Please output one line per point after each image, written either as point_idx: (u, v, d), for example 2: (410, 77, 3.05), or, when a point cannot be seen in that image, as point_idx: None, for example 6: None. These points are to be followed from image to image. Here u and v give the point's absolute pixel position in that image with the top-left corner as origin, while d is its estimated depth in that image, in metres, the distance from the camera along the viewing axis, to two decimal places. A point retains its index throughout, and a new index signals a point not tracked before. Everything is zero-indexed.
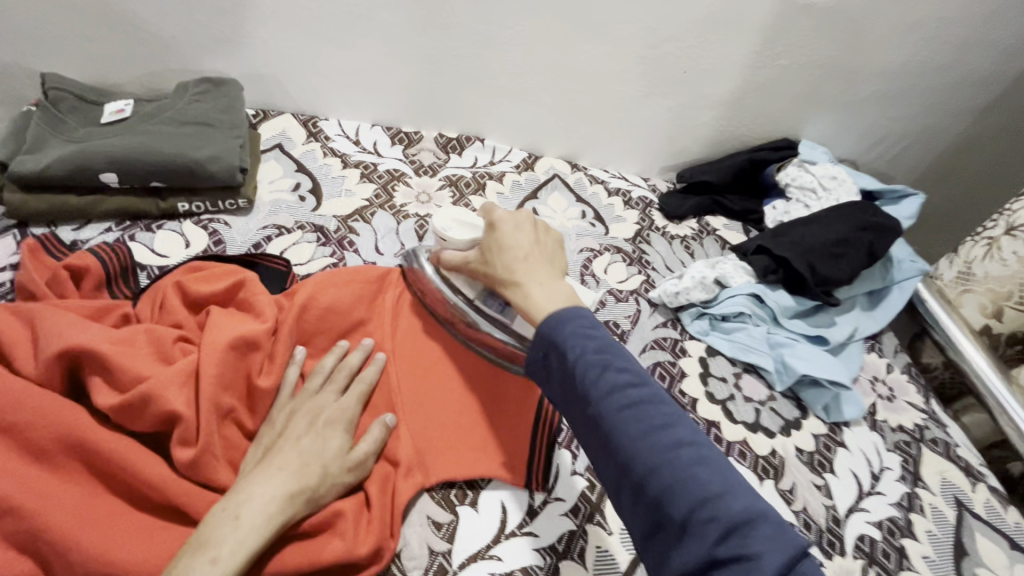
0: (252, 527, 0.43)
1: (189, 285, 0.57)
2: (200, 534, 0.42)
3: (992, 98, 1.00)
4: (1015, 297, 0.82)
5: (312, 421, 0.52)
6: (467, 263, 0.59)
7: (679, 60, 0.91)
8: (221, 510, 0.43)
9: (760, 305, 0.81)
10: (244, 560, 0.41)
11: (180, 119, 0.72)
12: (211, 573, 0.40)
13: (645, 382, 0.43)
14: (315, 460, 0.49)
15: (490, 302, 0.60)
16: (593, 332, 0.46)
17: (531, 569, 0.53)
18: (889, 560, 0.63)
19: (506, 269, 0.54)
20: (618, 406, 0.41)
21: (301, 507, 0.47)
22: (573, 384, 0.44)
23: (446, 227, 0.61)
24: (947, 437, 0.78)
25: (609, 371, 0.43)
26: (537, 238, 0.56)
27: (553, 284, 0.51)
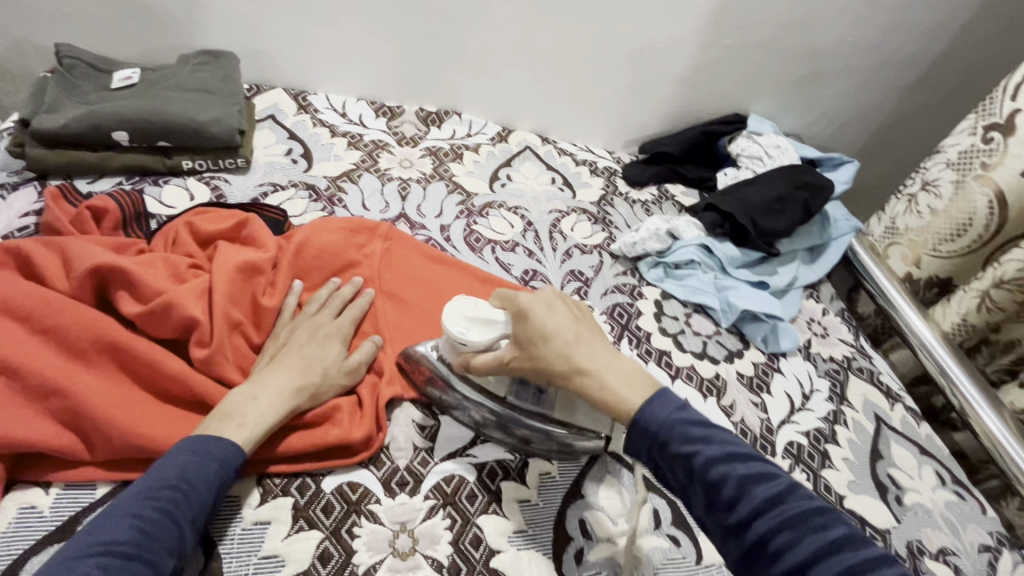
0: (268, 407, 0.52)
1: (197, 224, 0.65)
2: (224, 408, 0.51)
3: (917, 76, 1.12)
4: (930, 245, 0.92)
5: (312, 336, 0.60)
6: (502, 361, 0.56)
7: (636, 40, 1.00)
8: (241, 392, 0.52)
9: (709, 256, 0.91)
10: (264, 430, 0.51)
11: (183, 86, 0.80)
12: (239, 433, 0.49)
13: (795, 491, 0.44)
14: (316, 362, 0.57)
15: (526, 396, 0.58)
16: (721, 438, 0.47)
17: (503, 461, 0.61)
18: (813, 460, 0.73)
19: (567, 359, 0.53)
20: (772, 520, 0.42)
21: (306, 399, 0.55)
22: (716, 497, 0.45)
23: (465, 329, 0.57)
24: (872, 366, 0.88)
25: (755, 484, 0.44)
26: (574, 315, 0.56)
27: (618, 362, 0.53)
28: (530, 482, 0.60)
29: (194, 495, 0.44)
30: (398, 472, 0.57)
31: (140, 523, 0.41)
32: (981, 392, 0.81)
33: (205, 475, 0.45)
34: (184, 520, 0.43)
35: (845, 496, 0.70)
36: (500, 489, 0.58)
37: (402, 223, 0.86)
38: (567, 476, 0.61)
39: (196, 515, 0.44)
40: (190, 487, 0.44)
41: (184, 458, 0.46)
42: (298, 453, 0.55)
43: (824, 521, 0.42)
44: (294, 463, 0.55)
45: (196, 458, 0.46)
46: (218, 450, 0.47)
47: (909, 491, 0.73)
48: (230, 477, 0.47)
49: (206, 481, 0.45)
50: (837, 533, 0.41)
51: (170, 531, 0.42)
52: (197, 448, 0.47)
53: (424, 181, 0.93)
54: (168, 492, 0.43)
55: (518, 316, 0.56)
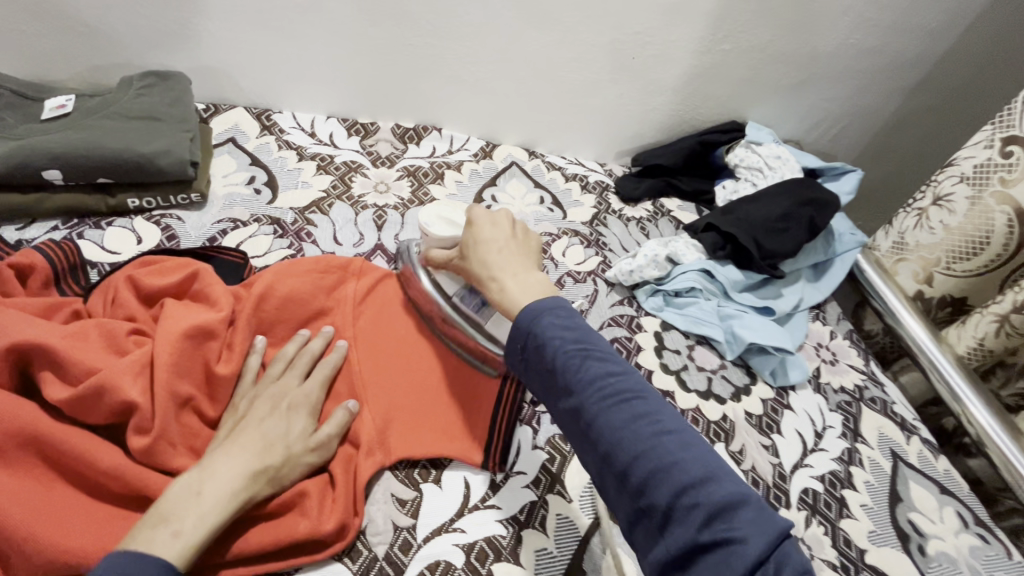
0: (214, 501, 0.44)
1: (140, 279, 0.57)
2: (159, 508, 0.43)
3: (923, 78, 1.06)
4: (943, 263, 0.86)
5: (273, 407, 0.53)
6: (448, 260, 0.60)
7: (628, 46, 0.93)
8: (182, 486, 0.44)
9: (711, 280, 0.85)
10: (209, 531, 0.43)
11: (127, 114, 0.72)
12: (171, 546, 0.41)
13: (630, 377, 0.45)
14: (278, 440, 0.50)
15: (470, 302, 0.61)
16: (576, 329, 0.47)
17: (494, 539, 0.54)
18: (831, 509, 0.67)
19: (483, 265, 0.55)
20: (600, 401, 0.43)
21: (265, 484, 0.48)
22: (558, 380, 0.46)
23: (431, 222, 0.62)
24: (885, 395, 0.83)
25: (592, 367, 0.45)
26: (515, 233, 0.58)
27: (528, 278, 0.53)
28: (525, 562, 0.54)
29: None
30: (376, 562, 0.51)
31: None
32: (1000, 422, 0.77)
33: None
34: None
35: (866, 551, 0.65)
36: (491, 574, 0.52)
37: (379, 257, 0.78)
38: (567, 551, 0.55)
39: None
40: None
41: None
42: (256, 555, 0.48)
43: (649, 404, 0.43)
44: (253, 565, 0.48)
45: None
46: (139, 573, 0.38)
47: (932, 539, 0.68)
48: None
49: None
50: (654, 411, 0.43)
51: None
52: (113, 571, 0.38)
53: (403, 207, 0.85)
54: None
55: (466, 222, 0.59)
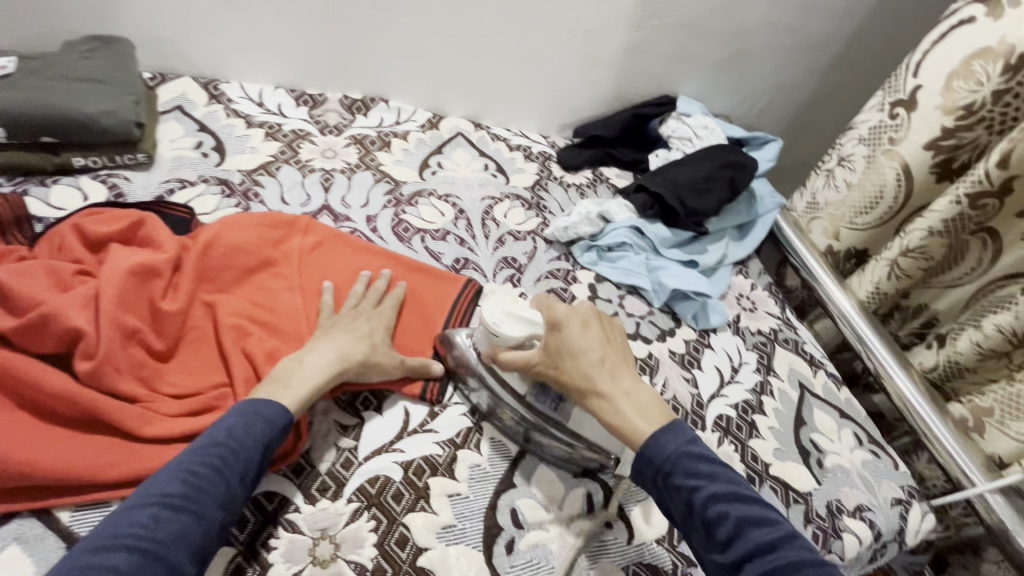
0: (313, 371, 0.55)
1: (87, 227, 0.59)
2: (274, 371, 0.55)
3: (835, 56, 1.16)
4: (847, 218, 0.95)
5: (356, 319, 0.63)
6: (531, 365, 0.59)
7: (562, 21, 0.99)
8: (289, 359, 0.56)
9: (640, 237, 0.92)
10: (307, 391, 0.54)
11: (68, 75, 0.73)
12: (285, 396, 0.52)
13: (789, 539, 0.47)
14: (364, 338, 0.61)
15: (545, 399, 0.61)
16: (725, 478, 0.50)
17: (431, 457, 0.59)
18: (741, 431, 0.75)
19: (586, 379, 0.57)
20: (762, 566, 0.46)
21: (350, 369, 0.58)
22: (709, 532, 0.48)
23: (499, 321, 0.60)
24: (797, 336, 0.92)
25: (752, 527, 0.48)
26: (606, 337, 0.60)
27: (637, 395, 0.56)
28: (460, 476, 0.59)
29: (240, 453, 0.46)
30: (319, 477, 0.55)
31: (189, 477, 0.43)
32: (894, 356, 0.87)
33: (254, 435, 0.48)
34: (231, 475, 0.45)
35: (770, 464, 0.73)
36: (428, 486, 0.57)
37: (325, 216, 0.82)
38: (499, 466, 0.61)
39: (244, 471, 0.46)
40: (237, 444, 0.46)
41: (236, 420, 0.48)
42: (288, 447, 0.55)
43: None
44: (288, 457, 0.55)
45: (245, 418, 0.48)
46: (266, 412, 0.49)
47: (830, 454, 0.76)
48: (279, 437, 0.49)
49: (256, 437, 0.48)
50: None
51: (218, 485, 0.44)
52: (247, 408, 0.49)
53: (350, 171, 0.89)
54: (216, 449, 0.45)
55: (549, 323, 0.59)
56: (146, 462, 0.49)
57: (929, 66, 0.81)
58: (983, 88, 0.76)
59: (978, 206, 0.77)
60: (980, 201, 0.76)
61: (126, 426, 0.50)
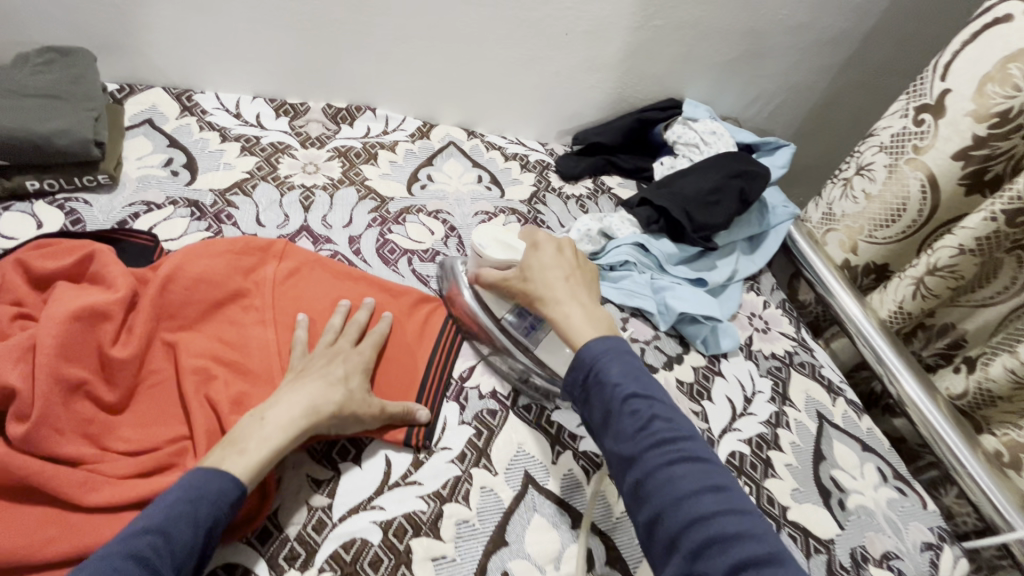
0: (274, 428, 0.49)
1: (32, 262, 0.54)
2: (232, 433, 0.49)
3: (851, 54, 1.09)
4: (866, 231, 0.89)
5: (332, 360, 0.57)
6: (504, 281, 0.63)
7: (559, 23, 0.93)
8: (249, 417, 0.50)
9: (645, 254, 0.86)
10: (267, 454, 0.48)
11: (21, 92, 0.68)
12: (238, 462, 0.46)
13: (692, 439, 0.48)
14: (338, 383, 0.54)
15: (520, 326, 0.65)
16: (646, 382, 0.51)
17: (413, 515, 0.53)
18: (756, 470, 0.69)
19: (548, 287, 0.60)
20: (660, 457, 0.46)
21: (323, 420, 0.52)
22: (615, 422, 0.49)
23: (486, 244, 0.65)
24: (814, 360, 0.86)
25: (660, 423, 0.48)
26: (578, 263, 0.63)
27: (593, 308, 0.58)
28: (445, 535, 0.53)
29: (176, 542, 0.41)
30: (288, 544, 0.50)
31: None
32: (917, 379, 0.81)
33: (192, 519, 0.42)
34: (164, 570, 0.39)
35: (788, 508, 0.67)
36: (409, 550, 0.51)
37: (304, 238, 0.76)
38: (489, 522, 0.55)
39: (180, 563, 0.41)
40: (174, 531, 0.41)
41: (174, 499, 0.43)
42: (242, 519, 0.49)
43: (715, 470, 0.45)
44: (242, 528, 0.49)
45: (186, 496, 0.43)
46: (212, 486, 0.44)
47: (852, 494, 0.70)
48: (226, 514, 0.44)
49: (197, 518, 0.42)
50: (719, 480, 0.45)
51: None
52: (189, 483, 0.44)
53: (332, 187, 0.83)
54: (148, 539, 0.40)
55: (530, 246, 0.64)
56: (86, 538, 0.44)
57: (958, 68, 0.74)
58: (1020, 94, 0.69)
59: (1016, 224, 0.70)
60: (1019, 217, 0.69)
61: (65, 497, 0.44)
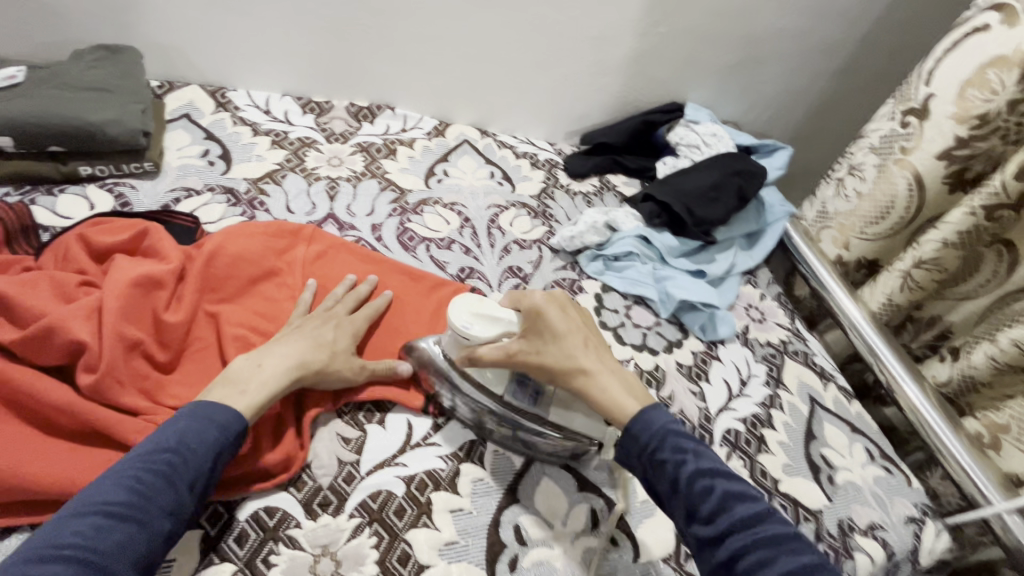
0: (269, 374, 0.55)
1: (92, 237, 0.60)
2: (230, 373, 0.54)
3: (845, 62, 1.15)
4: (858, 229, 0.93)
5: (327, 323, 0.62)
6: (509, 358, 0.57)
7: (569, 28, 0.99)
8: (248, 359, 0.55)
9: (648, 246, 0.91)
10: (262, 396, 0.53)
11: (77, 85, 0.74)
12: (239, 400, 0.52)
13: (770, 516, 0.48)
14: (327, 344, 0.60)
15: (523, 395, 0.60)
16: (709, 458, 0.52)
17: (435, 472, 0.59)
18: (750, 446, 0.74)
19: (571, 358, 0.58)
20: (747, 539, 0.46)
21: (309, 374, 0.57)
22: (688, 503, 0.49)
23: (469, 323, 0.58)
24: (807, 348, 0.90)
25: (737, 502, 0.49)
26: (584, 324, 0.61)
27: (617, 372, 0.58)
28: (463, 491, 0.58)
29: (190, 460, 0.46)
30: (321, 492, 0.55)
31: (134, 484, 0.43)
32: (906, 367, 0.86)
33: (204, 442, 0.47)
34: (179, 483, 0.44)
35: (780, 480, 0.71)
36: (431, 501, 0.56)
37: (330, 225, 0.82)
38: (503, 481, 0.60)
39: (194, 478, 0.46)
40: (188, 452, 0.46)
41: (185, 424, 0.47)
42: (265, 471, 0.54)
43: (799, 546, 0.46)
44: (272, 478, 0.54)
45: (195, 423, 0.48)
46: (218, 416, 0.49)
47: (841, 470, 0.75)
48: (232, 443, 0.49)
49: (206, 441, 0.47)
50: (807, 558, 0.46)
51: (166, 494, 0.43)
52: (198, 412, 0.49)
53: (355, 179, 0.89)
54: (164, 456, 0.45)
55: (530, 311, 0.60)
56: None
57: (941, 74, 0.79)
58: (997, 97, 0.74)
59: (994, 218, 0.76)
60: (996, 212, 0.75)
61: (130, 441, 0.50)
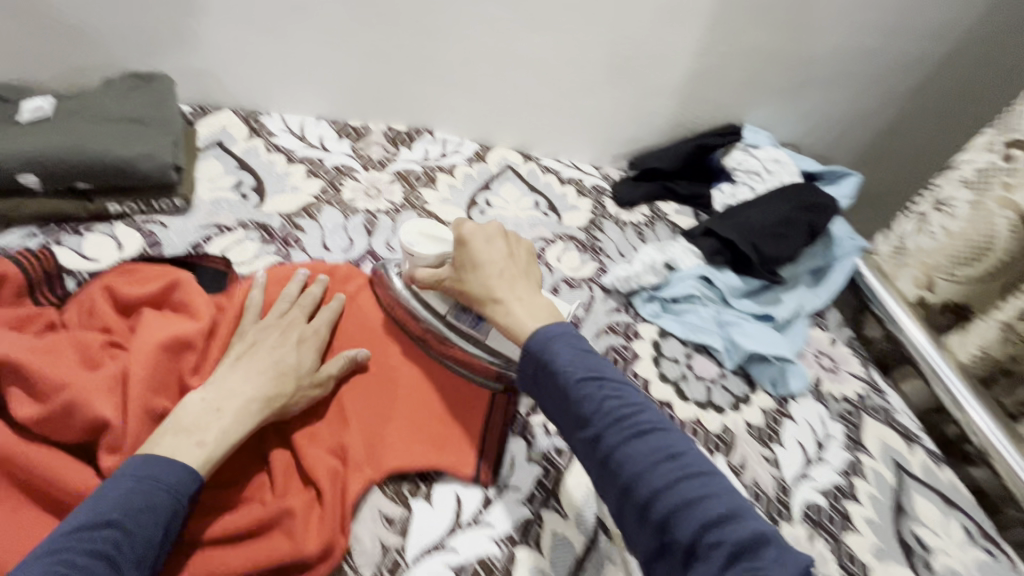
0: (233, 420, 0.48)
1: (118, 289, 0.56)
2: (182, 421, 0.47)
3: (921, 81, 1.05)
4: (944, 268, 0.85)
5: (283, 336, 0.57)
6: (441, 282, 0.59)
7: (624, 48, 0.91)
8: (203, 402, 0.48)
9: (709, 287, 0.84)
10: (226, 449, 0.47)
11: (109, 117, 0.70)
12: (197, 456, 0.45)
13: (645, 410, 0.46)
14: (289, 369, 0.54)
15: (464, 318, 0.61)
16: (590, 359, 0.49)
17: (487, 560, 0.53)
18: (834, 524, 0.66)
19: (485, 288, 0.55)
20: (620, 436, 0.44)
21: (274, 410, 0.52)
22: (573, 409, 0.47)
23: (415, 241, 0.61)
24: (887, 404, 0.81)
25: (612, 401, 0.46)
26: (511, 251, 0.58)
27: (533, 301, 0.54)
28: None
29: (137, 536, 0.40)
30: None
31: (68, 571, 0.37)
32: (968, 387, 0.81)
33: (151, 510, 0.41)
34: (124, 566, 0.39)
35: (869, 566, 0.63)
36: None
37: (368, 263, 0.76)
38: (562, 568, 0.53)
39: (140, 556, 0.40)
40: (133, 523, 0.40)
41: (125, 489, 0.41)
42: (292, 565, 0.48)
43: (667, 437, 0.45)
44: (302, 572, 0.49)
45: (139, 488, 0.42)
46: (166, 476, 0.43)
47: (938, 553, 0.66)
48: (185, 505, 0.43)
49: (153, 505, 0.41)
50: (674, 446, 0.44)
51: None
52: (141, 469, 0.43)
53: (394, 212, 0.84)
54: (105, 533, 0.39)
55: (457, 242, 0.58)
56: None
57: None
58: None
59: None
60: None
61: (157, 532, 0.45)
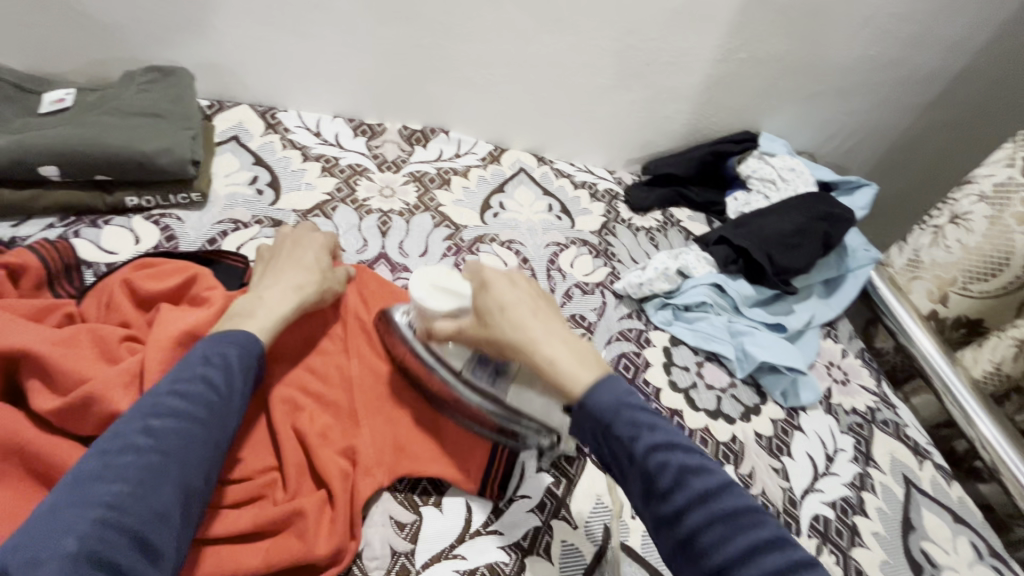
0: (274, 303, 0.55)
1: (138, 283, 0.56)
2: (231, 309, 0.54)
3: (939, 93, 1.04)
4: (959, 283, 0.84)
5: (297, 243, 0.65)
6: (462, 333, 0.53)
7: (642, 53, 0.91)
8: (246, 298, 0.55)
9: (722, 295, 0.83)
10: (276, 320, 0.54)
11: (127, 111, 0.71)
12: (252, 326, 0.52)
13: (728, 487, 0.42)
14: (313, 266, 0.62)
15: (484, 374, 0.56)
16: (664, 427, 0.44)
17: (496, 566, 0.54)
18: (842, 538, 0.66)
19: (525, 331, 0.50)
20: (705, 517, 0.40)
21: (311, 293, 0.59)
22: (649, 482, 0.42)
23: (428, 295, 0.54)
24: (897, 418, 0.80)
25: (693, 476, 0.41)
26: (532, 291, 0.55)
27: (576, 344, 0.50)
28: None
29: (226, 377, 0.46)
30: None
31: (180, 392, 0.44)
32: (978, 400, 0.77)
33: (229, 359, 0.47)
34: (225, 395, 0.45)
35: None
36: None
37: (382, 266, 0.78)
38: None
39: (231, 398, 0.46)
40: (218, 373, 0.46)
41: (203, 347, 0.47)
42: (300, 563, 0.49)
43: (755, 522, 0.40)
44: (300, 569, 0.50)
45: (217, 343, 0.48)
46: (235, 337, 0.49)
47: (945, 570, 0.66)
48: (256, 362, 0.50)
49: (229, 364, 0.47)
50: (764, 530, 0.40)
51: (210, 401, 0.44)
52: (215, 338, 0.48)
53: (408, 213, 0.84)
54: (203, 371, 0.45)
55: (479, 285, 0.54)
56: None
57: None
58: None
59: None
60: None
61: None
